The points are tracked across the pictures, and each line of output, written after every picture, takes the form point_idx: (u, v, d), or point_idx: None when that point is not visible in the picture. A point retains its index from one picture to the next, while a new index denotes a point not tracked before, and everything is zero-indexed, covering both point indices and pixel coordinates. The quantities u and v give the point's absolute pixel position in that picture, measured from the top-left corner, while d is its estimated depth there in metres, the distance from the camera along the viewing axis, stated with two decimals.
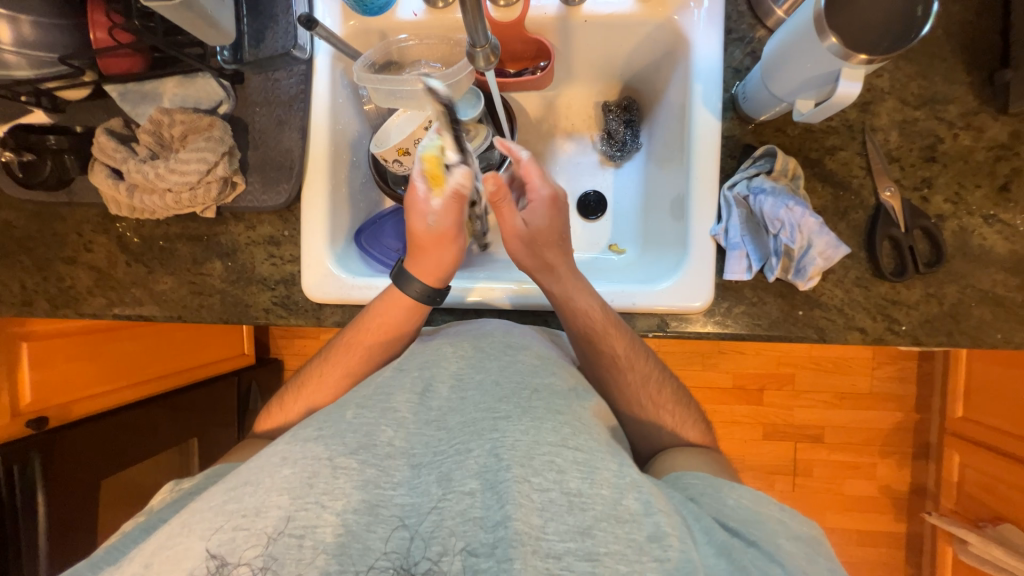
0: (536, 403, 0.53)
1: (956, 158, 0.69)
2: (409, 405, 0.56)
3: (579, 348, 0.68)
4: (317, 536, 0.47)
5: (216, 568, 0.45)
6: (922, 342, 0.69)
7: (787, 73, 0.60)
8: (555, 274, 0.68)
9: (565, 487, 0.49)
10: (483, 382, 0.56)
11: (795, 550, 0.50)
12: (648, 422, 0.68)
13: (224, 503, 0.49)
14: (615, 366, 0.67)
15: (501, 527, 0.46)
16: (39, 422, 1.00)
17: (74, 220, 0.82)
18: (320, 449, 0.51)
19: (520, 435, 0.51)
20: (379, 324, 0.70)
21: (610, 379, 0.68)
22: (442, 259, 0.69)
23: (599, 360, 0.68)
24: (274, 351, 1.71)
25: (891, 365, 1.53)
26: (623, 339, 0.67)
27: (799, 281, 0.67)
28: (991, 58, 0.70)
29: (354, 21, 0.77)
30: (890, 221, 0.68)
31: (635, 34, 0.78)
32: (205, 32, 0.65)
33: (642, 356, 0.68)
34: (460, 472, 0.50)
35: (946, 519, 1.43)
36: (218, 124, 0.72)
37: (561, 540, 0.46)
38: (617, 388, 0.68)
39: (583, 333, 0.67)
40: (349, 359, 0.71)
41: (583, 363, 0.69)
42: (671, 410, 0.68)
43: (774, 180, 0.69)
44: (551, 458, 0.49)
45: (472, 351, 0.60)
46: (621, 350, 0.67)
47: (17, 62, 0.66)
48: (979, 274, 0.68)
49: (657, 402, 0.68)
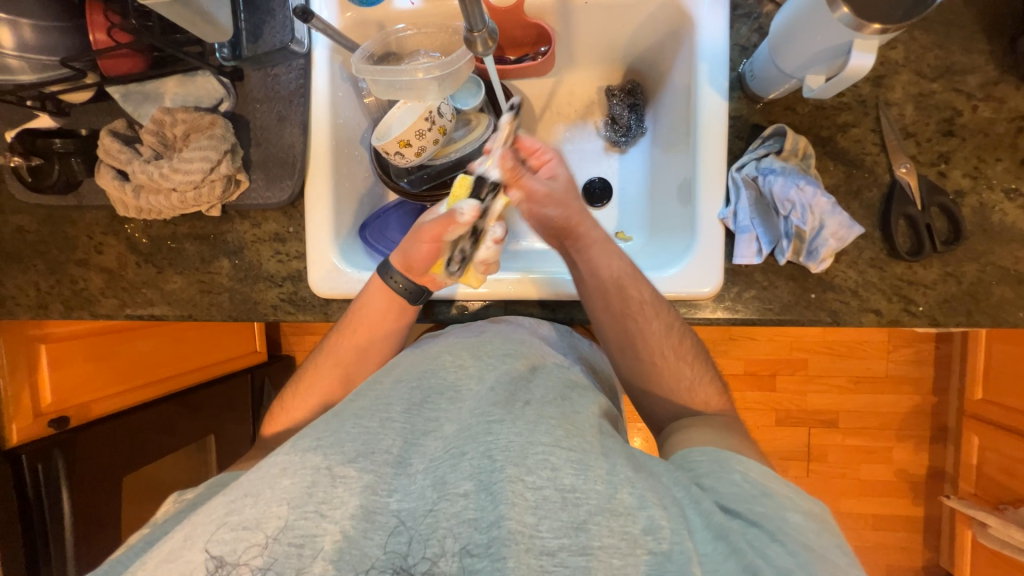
0: (529, 412, 0.55)
1: (975, 131, 0.67)
2: (405, 416, 0.57)
3: (604, 299, 0.67)
4: (316, 546, 0.47)
5: (216, 567, 0.47)
6: (940, 323, 0.67)
7: (796, 48, 0.57)
8: (593, 222, 0.69)
9: (559, 484, 0.49)
10: (480, 392, 0.58)
11: (802, 523, 0.49)
12: (666, 385, 0.67)
13: (226, 516, 0.49)
14: (642, 314, 0.66)
15: (494, 526, 0.46)
16: (61, 422, 1.03)
17: (84, 223, 0.83)
18: (319, 458, 0.52)
19: (514, 436, 0.51)
20: (365, 314, 0.71)
21: (633, 331, 0.67)
22: (409, 242, 0.67)
23: (625, 310, 0.66)
24: (285, 348, 1.74)
25: (908, 348, 1.50)
26: (649, 289, 0.68)
27: (811, 263, 0.66)
28: (1012, 24, 0.67)
29: (351, 12, 0.76)
30: (906, 199, 0.66)
31: (637, 15, 0.76)
32: (202, 29, 0.65)
33: (665, 310, 0.67)
34: (454, 474, 0.50)
35: (964, 502, 1.41)
36: (219, 122, 0.72)
37: (554, 536, 0.46)
38: (641, 339, 0.67)
39: (613, 281, 0.67)
40: (342, 351, 0.73)
41: (607, 316, 0.68)
42: (689, 362, 0.67)
43: (784, 160, 0.67)
44: (544, 457, 0.50)
45: (472, 360, 0.63)
46: (646, 295, 0.66)
47: (20, 66, 0.66)
48: (999, 251, 0.66)
49: (678, 353, 0.67)
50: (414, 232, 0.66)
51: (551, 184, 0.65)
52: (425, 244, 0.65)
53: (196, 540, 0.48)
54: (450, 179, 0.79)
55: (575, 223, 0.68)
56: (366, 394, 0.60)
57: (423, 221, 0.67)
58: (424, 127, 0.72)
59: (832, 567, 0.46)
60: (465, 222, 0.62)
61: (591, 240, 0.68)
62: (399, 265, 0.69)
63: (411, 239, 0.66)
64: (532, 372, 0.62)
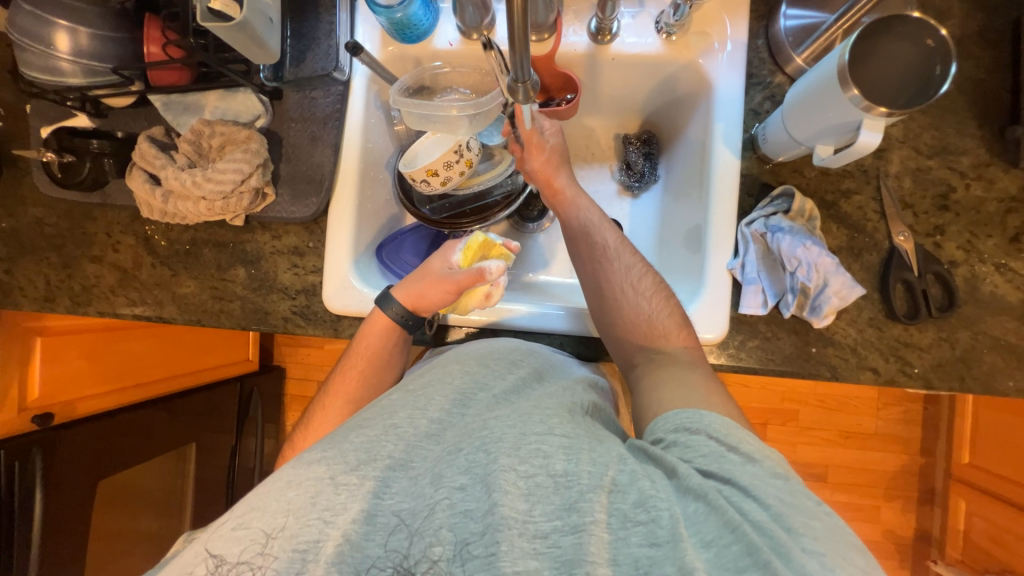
0: (524, 406, 0.55)
1: (967, 208, 0.71)
2: (407, 419, 0.56)
3: (576, 246, 0.74)
4: (319, 551, 0.47)
5: (215, 566, 0.47)
6: (934, 385, 0.69)
7: (809, 120, 0.62)
8: (566, 181, 0.77)
9: (551, 470, 0.49)
10: (485, 399, 0.58)
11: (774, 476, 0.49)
12: (631, 317, 0.68)
13: (232, 530, 0.48)
14: (605, 255, 0.72)
15: (488, 513, 0.47)
16: (44, 419, 0.99)
17: (105, 220, 0.84)
18: (322, 469, 0.51)
19: (507, 428, 0.52)
20: (365, 344, 0.73)
21: (600, 273, 0.71)
22: (425, 287, 0.70)
23: (591, 252, 0.72)
24: (277, 359, 1.73)
25: (897, 407, 1.52)
26: (614, 234, 0.74)
27: (814, 318, 0.69)
28: (1002, 114, 0.72)
29: (393, 47, 0.80)
30: (904, 265, 0.70)
31: (660, 73, 0.81)
32: (253, 51, 0.69)
33: (628, 249, 0.72)
34: (450, 469, 0.50)
35: (953, 569, 1.40)
36: (255, 137, 0.74)
37: (548, 519, 0.47)
38: (606, 280, 0.70)
39: (579, 229, 0.74)
40: (347, 387, 0.72)
41: (579, 260, 0.74)
42: (650, 297, 0.69)
43: (792, 220, 0.71)
44: (537, 446, 0.50)
45: (477, 367, 0.62)
46: (611, 240, 0.73)
47: (71, 70, 0.70)
48: (990, 321, 0.69)
49: (638, 288, 0.69)
50: (435, 281, 0.70)
51: (549, 145, 0.76)
52: (449, 293, 0.70)
53: (200, 545, 0.48)
54: (470, 209, 0.83)
55: (554, 182, 0.76)
56: (374, 405, 0.59)
57: (442, 271, 0.71)
58: (452, 159, 0.75)
59: (807, 518, 0.46)
60: (493, 278, 0.68)
61: (563, 193, 0.76)
62: (405, 300, 0.72)
63: (431, 287, 0.70)
64: (539, 379, 0.62)
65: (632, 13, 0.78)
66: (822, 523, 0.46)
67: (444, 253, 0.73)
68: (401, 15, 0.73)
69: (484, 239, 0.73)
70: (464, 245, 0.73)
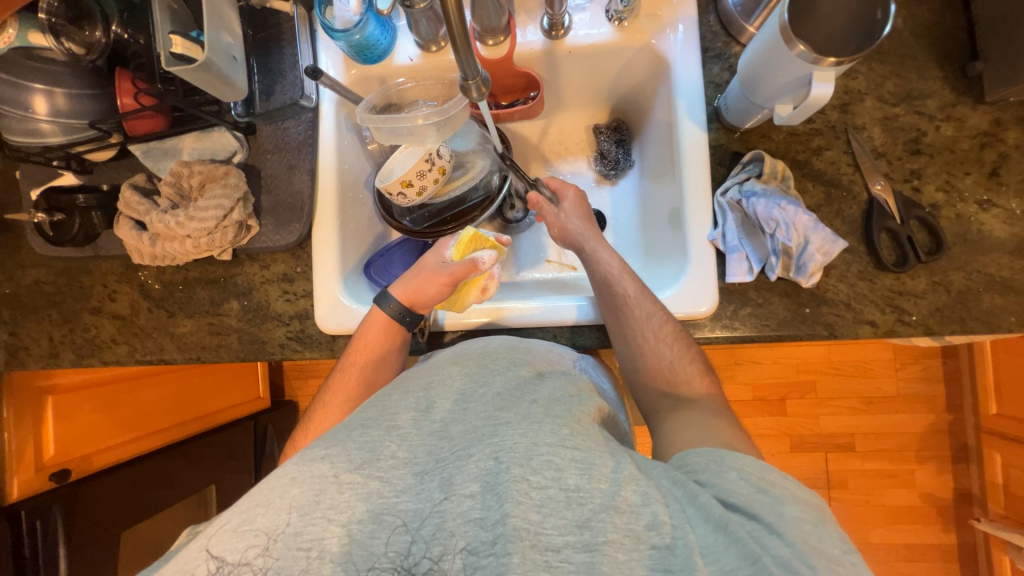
0: (534, 410, 0.54)
1: (941, 148, 0.71)
2: (409, 422, 0.56)
3: (598, 295, 0.73)
4: (324, 549, 0.47)
5: (216, 567, 0.47)
6: (935, 331, 0.68)
7: (766, 83, 0.63)
8: (586, 239, 0.77)
9: (564, 484, 0.48)
10: (485, 396, 0.58)
11: (786, 504, 0.47)
12: (652, 363, 0.67)
13: (239, 525, 0.48)
14: (626, 306, 0.70)
15: (499, 524, 0.46)
16: (61, 476, 1.01)
17: (100, 272, 0.86)
18: (326, 467, 0.51)
19: (518, 437, 0.50)
20: (364, 343, 0.73)
21: (622, 323, 0.70)
22: (420, 281, 0.72)
23: (612, 302, 0.71)
24: (288, 394, 1.74)
25: (915, 365, 1.49)
26: (635, 283, 0.71)
27: (801, 278, 0.68)
28: (962, 53, 0.73)
29: (355, 69, 0.83)
30: (885, 214, 0.69)
31: (619, 60, 0.82)
32: (222, 91, 0.72)
33: (651, 298, 0.70)
34: (459, 475, 0.50)
35: (997, 525, 1.35)
36: (233, 172, 0.77)
37: (559, 533, 0.46)
38: (628, 329, 0.69)
39: (600, 280, 0.73)
40: (346, 385, 0.72)
41: (601, 310, 0.73)
42: (671, 344, 0.68)
43: (765, 183, 0.71)
44: (549, 458, 0.49)
45: (476, 369, 0.62)
46: (631, 289, 0.71)
47: (50, 130, 0.73)
48: (982, 259, 0.68)
49: (659, 336, 0.68)
50: (431, 276, 0.72)
51: (571, 206, 0.79)
52: (444, 286, 0.71)
53: (200, 545, 0.48)
54: (450, 217, 0.84)
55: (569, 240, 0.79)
56: (376, 404, 0.59)
57: (435, 265, 0.73)
58: (425, 168, 0.76)
59: (823, 555, 0.44)
60: (487, 268, 0.71)
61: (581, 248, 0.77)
62: (402, 296, 0.73)
63: (426, 281, 0.72)
64: (539, 377, 0.61)
65: (583, 6, 0.79)
66: (830, 549, 0.45)
67: (438, 248, 0.76)
68: (359, 37, 0.76)
69: (475, 233, 0.75)
70: (456, 238, 0.75)
